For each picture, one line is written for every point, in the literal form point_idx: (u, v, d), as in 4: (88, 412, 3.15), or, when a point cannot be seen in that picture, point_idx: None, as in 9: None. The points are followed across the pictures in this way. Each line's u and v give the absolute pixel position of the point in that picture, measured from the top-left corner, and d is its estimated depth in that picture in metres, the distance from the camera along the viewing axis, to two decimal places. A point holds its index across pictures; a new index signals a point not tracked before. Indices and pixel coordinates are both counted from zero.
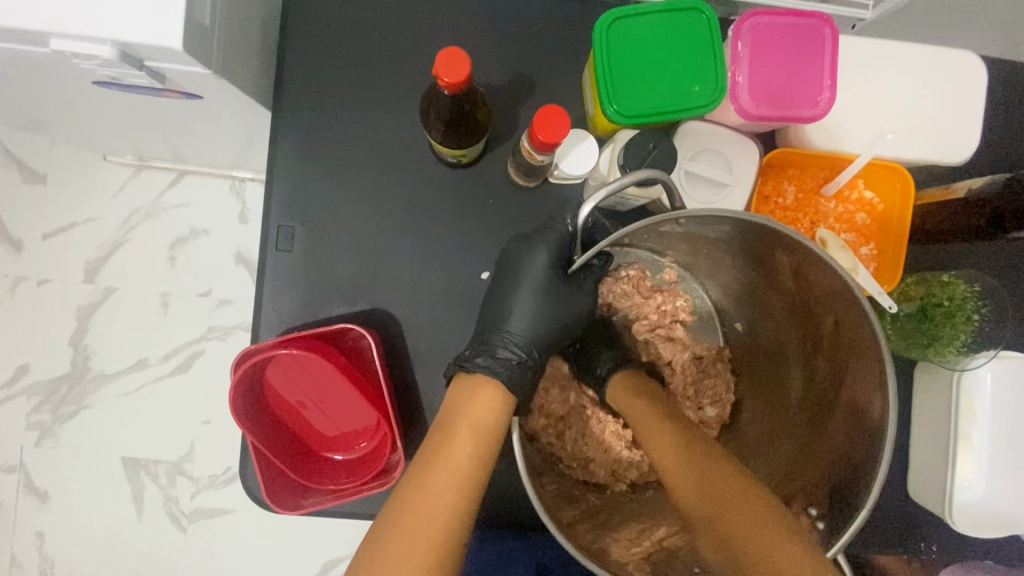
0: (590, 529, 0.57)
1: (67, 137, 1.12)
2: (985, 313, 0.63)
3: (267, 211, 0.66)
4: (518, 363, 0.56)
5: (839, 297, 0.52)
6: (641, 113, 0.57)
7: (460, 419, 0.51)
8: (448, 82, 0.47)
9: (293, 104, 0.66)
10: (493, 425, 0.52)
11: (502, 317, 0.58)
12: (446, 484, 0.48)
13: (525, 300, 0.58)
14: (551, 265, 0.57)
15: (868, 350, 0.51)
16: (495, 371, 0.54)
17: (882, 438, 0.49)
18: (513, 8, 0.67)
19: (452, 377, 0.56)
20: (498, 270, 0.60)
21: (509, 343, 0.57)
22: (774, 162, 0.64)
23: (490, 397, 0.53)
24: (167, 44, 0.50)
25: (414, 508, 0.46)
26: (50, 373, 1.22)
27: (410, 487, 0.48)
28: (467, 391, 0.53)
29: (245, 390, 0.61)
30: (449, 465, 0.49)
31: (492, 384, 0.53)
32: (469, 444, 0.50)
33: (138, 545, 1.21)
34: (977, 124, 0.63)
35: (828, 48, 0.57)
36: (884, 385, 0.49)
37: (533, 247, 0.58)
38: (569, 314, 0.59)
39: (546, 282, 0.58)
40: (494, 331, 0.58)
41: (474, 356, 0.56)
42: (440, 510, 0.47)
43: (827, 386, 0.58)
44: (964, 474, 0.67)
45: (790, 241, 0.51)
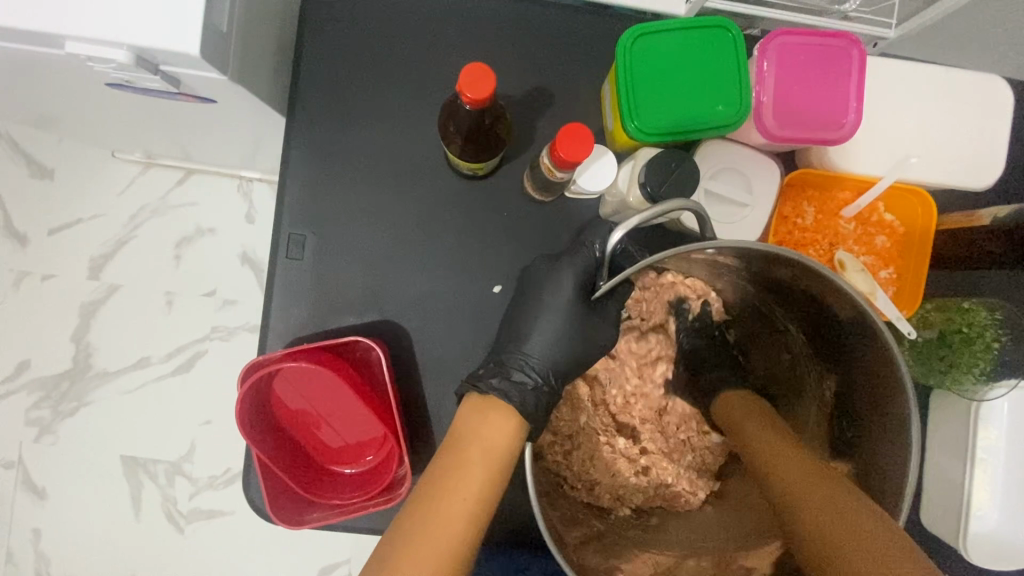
0: (595, 553, 0.56)
1: (75, 133, 1.11)
2: (1005, 341, 0.61)
3: (278, 218, 0.65)
4: (533, 387, 0.55)
5: (863, 333, 0.50)
6: (663, 132, 0.56)
7: (472, 441, 0.50)
8: (471, 99, 0.46)
9: (308, 110, 0.65)
10: (504, 456, 0.50)
11: (519, 338, 0.58)
12: (456, 511, 0.47)
13: (545, 322, 0.57)
14: (575, 289, 0.56)
15: (887, 390, 0.49)
16: (509, 395, 0.53)
17: (899, 478, 0.47)
18: (534, 19, 0.66)
19: (464, 397, 0.54)
20: (519, 290, 0.60)
21: (525, 365, 0.55)
22: (795, 182, 0.63)
23: (503, 425, 0.51)
24: (184, 50, 0.50)
25: (424, 530, 0.45)
26: (51, 369, 1.21)
27: (419, 509, 0.47)
28: (478, 417, 0.51)
29: (251, 402, 0.59)
30: (460, 488, 0.48)
31: (507, 409, 0.52)
32: (481, 467, 0.49)
33: (135, 545, 1.20)
34: (1002, 150, 0.62)
35: (856, 70, 0.56)
36: (902, 427, 0.47)
37: (559, 270, 0.57)
38: (591, 339, 0.58)
39: (568, 306, 0.57)
40: (509, 352, 0.57)
41: (489, 377, 0.54)
42: (449, 535, 0.46)
43: (842, 422, 0.56)
44: (982, 504, 0.66)
45: (815, 272, 0.49)
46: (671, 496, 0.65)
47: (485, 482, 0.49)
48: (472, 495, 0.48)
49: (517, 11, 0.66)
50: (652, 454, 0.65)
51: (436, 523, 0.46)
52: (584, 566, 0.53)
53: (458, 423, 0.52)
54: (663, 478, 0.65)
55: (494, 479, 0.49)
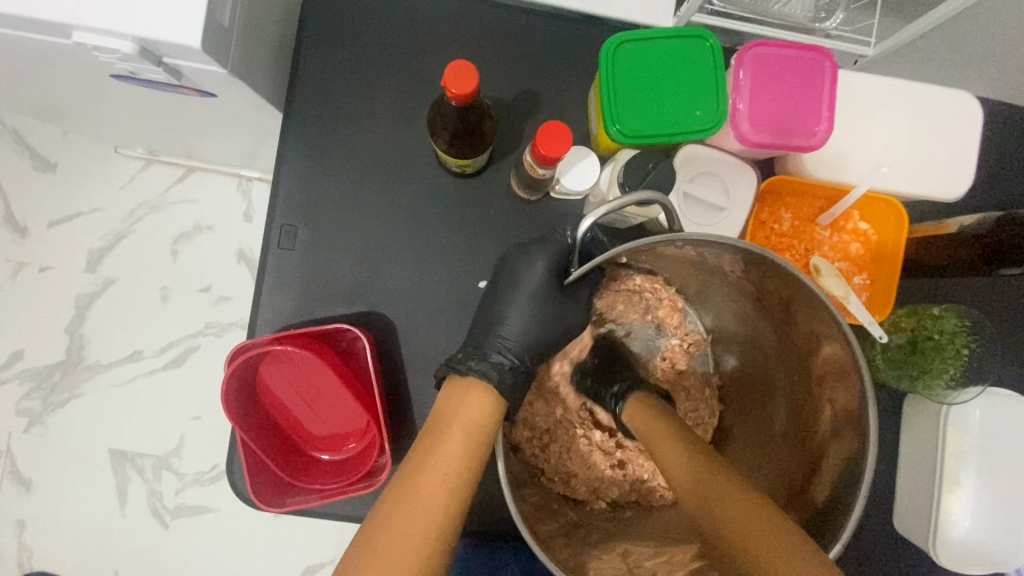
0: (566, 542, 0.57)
1: (80, 127, 1.14)
2: (974, 347, 0.64)
3: (272, 210, 0.67)
4: (510, 367, 0.57)
5: (824, 327, 0.52)
6: (641, 134, 0.58)
7: (451, 421, 0.51)
8: (456, 94, 0.48)
9: (305, 107, 0.67)
10: (481, 434, 0.51)
11: (496, 321, 0.59)
12: (437, 487, 0.48)
13: (520, 306, 0.58)
14: (547, 273, 0.58)
15: (847, 381, 0.51)
16: (486, 374, 0.54)
17: (858, 468, 0.49)
18: (525, 27, 0.69)
19: (444, 380, 0.56)
20: (496, 276, 0.61)
21: (501, 347, 0.57)
22: (772, 188, 0.66)
23: (480, 405, 0.52)
24: (186, 42, 0.52)
25: (405, 508, 0.47)
26: (44, 360, 1.22)
27: (401, 487, 0.48)
28: (457, 397, 0.52)
29: (236, 384, 0.61)
30: (440, 465, 0.49)
31: (485, 387, 0.54)
32: (460, 445, 0.50)
33: (119, 540, 1.20)
34: (971, 162, 0.64)
35: (828, 79, 0.59)
36: (858, 418, 0.49)
37: (532, 256, 0.58)
38: (565, 322, 0.60)
39: (541, 290, 0.58)
40: (487, 335, 0.58)
41: (467, 359, 0.56)
42: (431, 511, 0.47)
43: (809, 416, 0.58)
44: (953, 510, 0.67)
45: (778, 269, 0.51)
46: (646, 491, 0.66)
47: (461, 462, 0.50)
48: (448, 476, 0.49)
49: (510, 18, 0.69)
50: (628, 450, 0.67)
51: (412, 505, 0.47)
52: (555, 554, 0.54)
53: (438, 405, 0.53)
54: (639, 474, 0.66)
55: (471, 457, 0.50)
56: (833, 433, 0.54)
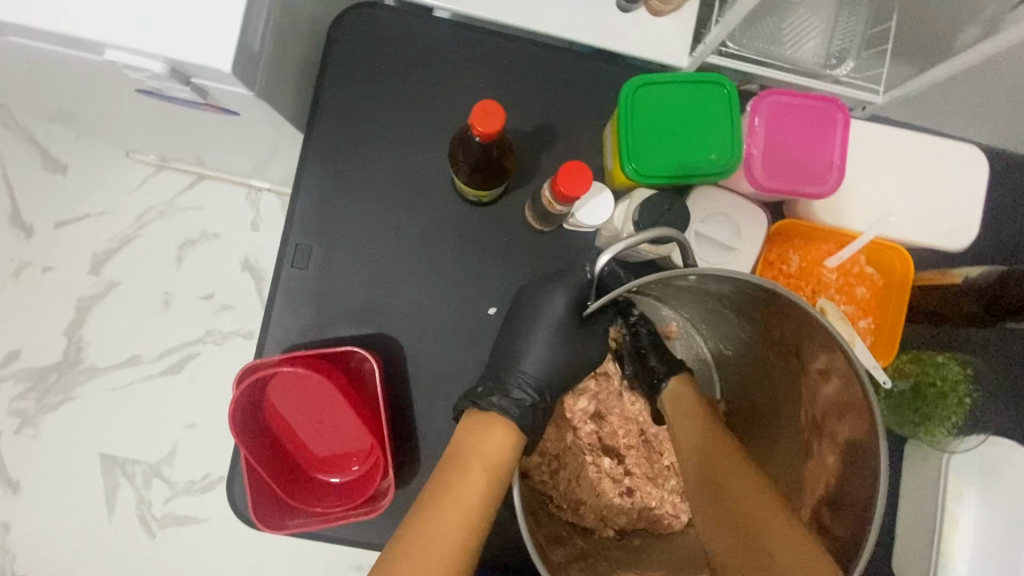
0: (580, 571, 0.56)
1: (94, 131, 1.15)
2: (974, 395, 0.65)
3: (288, 228, 0.68)
4: (532, 403, 0.57)
5: (835, 361, 0.51)
6: (658, 175, 0.60)
7: (471, 454, 0.51)
8: (482, 132, 0.49)
9: (325, 129, 0.69)
10: (502, 468, 0.51)
11: (517, 356, 0.59)
12: (456, 523, 0.48)
13: (540, 340, 0.59)
14: (567, 309, 0.58)
15: (855, 415, 0.50)
16: (507, 412, 0.55)
17: (870, 507, 0.48)
18: (544, 61, 0.70)
19: (464, 414, 0.56)
20: (516, 310, 0.62)
21: (521, 382, 0.57)
22: (782, 231, 0.67)
23: (499, 441, 0.52)
24: (215, 66, 0.53)
25: (424, 543, 0.47)
26: (40, 361, 1.21)
27: (419, 521, 0.48)
28: (478, 433, 0.53)
29: (246, 401, 0.61)
30: (460, 499, 0.49)
31: (506, 425, 0.54)
32: (481, 479, 0.50)
33: (104, 548, 1.18)
34: (976, 215, 0.65)
35: (841, 127, 0.60)
36: (868, 450, 0.49)
37: (552, 289, 0.59)
38: (582, 357, 0.60)
39: (562, 323, 0.58)
40: (506, 370, 0.59)
41: (488, 395, 0.56)
42: (450, 546, 0.47)
43: (814, 441, 0.57)
44: (953, 557, 0.67)
45: (788, 304, 0.51)
46: (654, 518, 0.65)
47: (480, 498, 0.50)
48: (467, 513, 0.49)
49: (530, 52, 0.70)
50: (637, 477, 0.66)
51: (429, 541, 0.47)
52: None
53: (457, 440, 0.53)
54: (646, 502, 0.66)
55: (490, 494, 0.50)
56: (842, 461, 0.53)
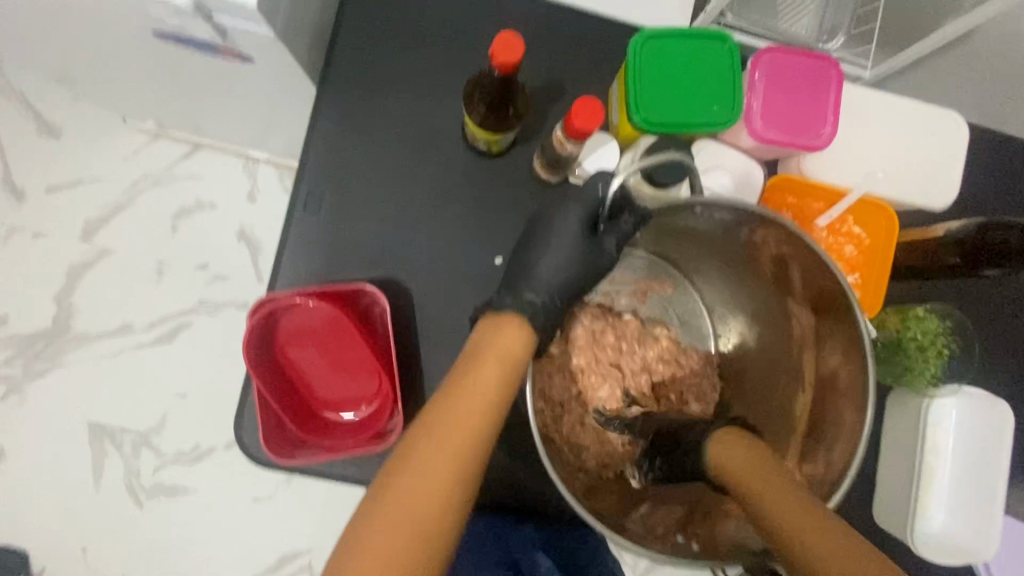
0: (593, 501, 0.61)
1: (91, 95, 1.14)
2: (954, 348, 0.67)
3: (299, 174, 0.69)
4: (545, 306, 0.60)
5: (830, 291, 0.57)
6: (664, 123, 0.63)
7: (490, 346, 0.54)
8: (501, 63, 0.52)
9: (338, 80, 0.70)
10: (517, 357, 0.55)
11: (529, 267, 0.61)
12: (482, 398, 0.52)
13: (553, 252, 0.60)
14: (580, 224, 0.60)
15: (846, 338, 0.57)
16: (523, 311, 0.58)
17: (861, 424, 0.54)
18: (553, 22, 0.73)
19: (481, 319, 0.59)
20: (529, 231, 0.63)
21: (534, 285, 0.60)
22: (775, 188, 0.69)
23: (517, 337, 0.56)
24: (240, 1, 0.54)
25: (458, 407, 0.51)
26: (27, 327, 1.20)
27: (450, 390, 0.52)
28: (497, 330, 0.56)
29: (257, 336, 0.63)
30: (486, 378, 0.53)
31: (521, 322, 0.57)
32: (500, 367, 0.54)
33: (89, 517, 1.17)
34: (955, 179, 0.70)
35: (834, 84, 0.64)
36: (861, 380, 0.55)
37: (566, 207, 0.61)
38: (594, 269, 0.61)
39: (576, 236, 0.60)
40: (524, 280, 0.61)
41: (502, 298, 0.59)
42: (478, 415, 0.51)
43: (808, 378, 0.63)
44: (933, 507, 0.69)
45: (787, 239, 0.56)
46: None
47: (498, 386, 0.53)
48: (485, 398, 0.52)
49: (539, 15, 0.73)
50: (637, 422, 0.70)
51: (450, 421, 0.50)
52: (594, 509, 0.58)
53: (475, 337, 0.56)
54: (643, 447, 0.69)
55: (506, 383, 0.54)
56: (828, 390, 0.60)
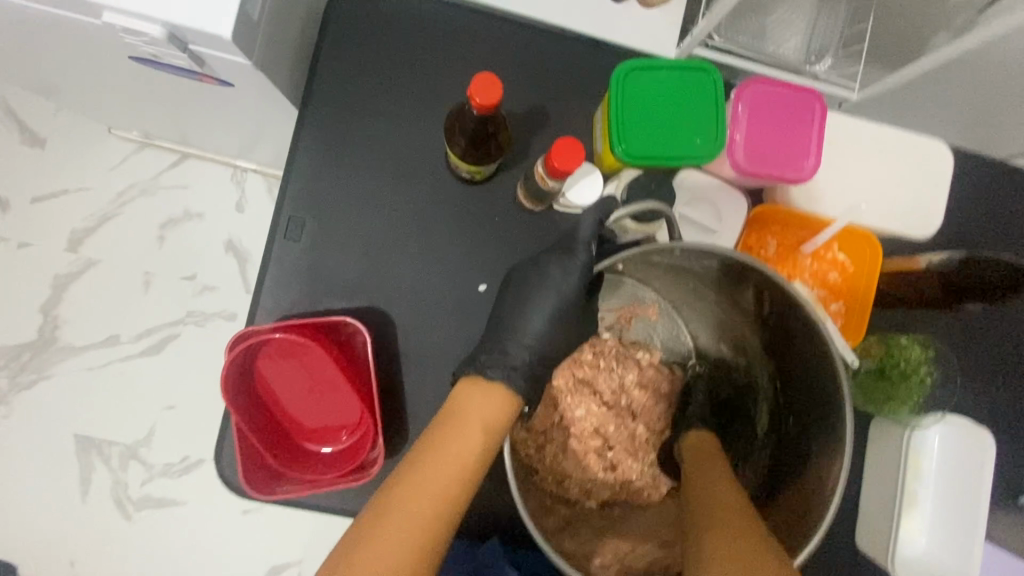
0: (571, 538, 0.61)
1: (76, 106, 1.13)
2: (935, 375, 0.68)
3: (281, 200, 0.68)
4: (530, 370, 0.60)
5: (812, 336, 0.56)
6: (646, 156, 0.62)
7: (468, 407, 0.55)
8: (479, 103, 0.52)
9: (320, 104, 0.69)
10: (495, 419, 0.55)
11: (517, 319, 0.61)
12: (456, 459, 0.52)
13: (544, 300, 0.61)
14: (572, 275, 0.61)
15: (827, 383, 0.56)
16: (508, 381, 0.57)
17: (836, 474, 0.54)
18: (538, 46, 0.72)
19: (460, 379, 0.59)
20: (518, 280, 0.64)
21: (521, 345, 0.60)
22: (759, 217, 0.70)
23: (500, 404, 0.56)
24: (215, 32, 0.53)
25: (433, 466, 0.52)
26: (13, 339, 1.18)
27: (427, 447, 0.53)
28: (479, 395, 0.56)
29: (236, 369, 0.62)
30: (461, 439, 0.53)
31: (505, 390, 0.57)
32: (479, 429, 0.54)
33: (76, 531, 1.16)
34: (940, 207, 0.69)
35: (818, 116, 0.64)
36: (842, 429, 0.54)
37: (558, 259, 0.62)
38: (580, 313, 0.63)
39: (566, 288, 0.61)
40: (507, 338, 0.61)
41: (489, 363, 0.58)
42: (453, 473, 0.52)
43: (790, 419, 0.63)
44: (908, 531, 0.70)
45: (768, 281, 0.56)
46: (635, 491, 0.69)
47: (475, 454, 0.53)
48: (461, 466, 0.52)
49: (524, 38, 0.72)
50: (620, 452, 0.70)
51: (421, 489, 0.50)
52: (563, 551, 0.58)
53: (454, 399, 0.56)
54: (628, 475, 0.69)
55: (486, 451, 0.54)
56: (807, 433, 0.60)
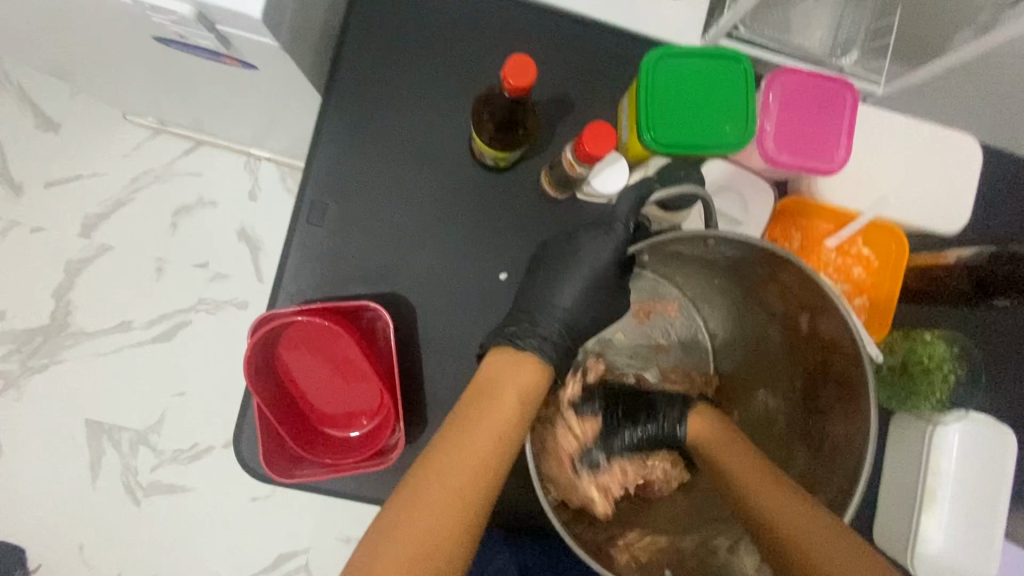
0: (583, 527, 0.61)
1: (91, 90, 1.12)
2: (958, 374, 0.68)
3: (303, 185, 0.68)
4: (561, 342, 0.60)
5: (837, 337, 0.55)
6: (675, 144, 0.62)
7: (503, 380, 0.54)
8: (512, 86, 0.52)
9: (344, 89, 0.69)
10: (531, 393, 0.55)
11: (547, 296, 0.61)
12: (494, 429, 0.52)
13: (575, 281, 0.61)
14: (605, 258, 0.60)
15: (851, 387, 0.55)
16: (541, 351, 0.57)
17: (857, 478, 0.52)
18: (564, 34, 0.71)
19: (490, 348, 0.59)
20: (550, 256, 0.64)
21: (551, 318, 0.60)
22: (785, 210, 0.69)
23: (531, 373, 0.55)
24: (244, 11, 0.53)
25: (468, 436, 0.52)
26: (25, 323, 1.19)
27: (461, 417, 0.53)
28: (510, 365, 0.55)
29: (258, 351, 0.62)
30: (497, 410, 0.53)
31: (538, 361, 0.57)
32: (514, 402, 0.53)
33: (87, 514, 1.16)
34: (967, 204, 0.69)
35: (849, 107, 0.63)
36: (863, 413, 0.53)
37: (591, 242, 0.61)
38: (609, 297, 0.63)
39: (597, 270, 0.60)
40: (538, 311, 0.61)
41: (520, 335, 0.58)
42: (489, 443, 0.52)
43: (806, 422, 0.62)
44: (928, 527, 0.69)
45: (796, 279, 0.55)
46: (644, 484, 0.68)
47: (512, 424, 0.53)
48: (497, 433, 0.52)
49: (550, 25, 0.71)
50: None
51: (456, 457, 0.50)
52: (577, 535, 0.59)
53: (486, 371, 0.56)
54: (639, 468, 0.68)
55: (520, 420, 0.54)
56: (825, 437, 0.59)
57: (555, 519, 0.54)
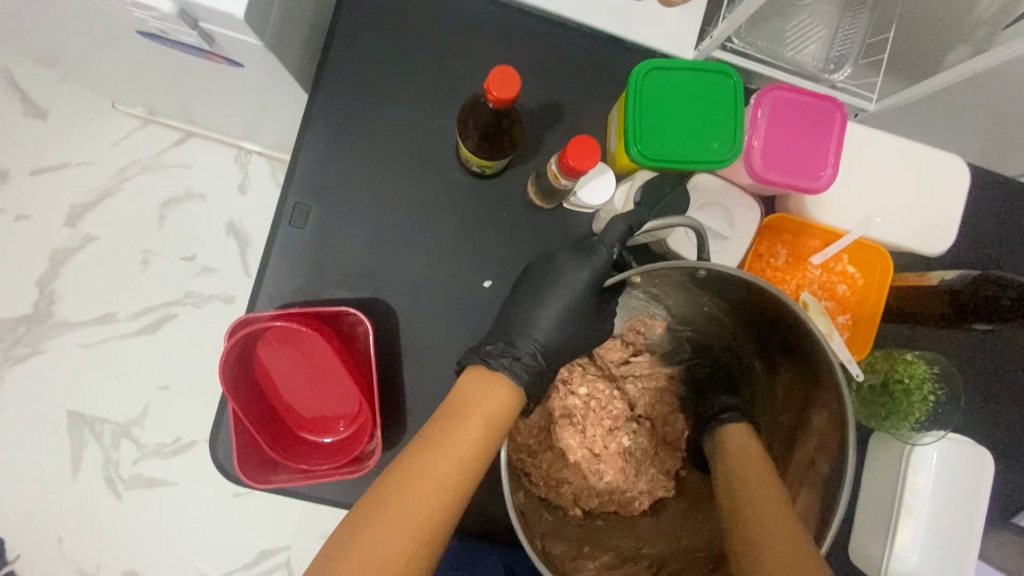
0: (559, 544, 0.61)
1: (80, 78, 1.11)
2: (940, 395, 0.67)
3: (287, 186, 0.67)
4: (535, 364, 0.59)
5: (821, 371, 0.55)
6: (661, 158, 0.61)
7: (472, 402, 0.54)
8: (495, 98, 0.51)
9: (331, 89, 0.68)
10: (501, 416, 0.54)
11: (528, 316, 0.61)
12: (458, 454, 0.52)
13: (557, 303, 0.61)
14: (586, 281, 0.60)
15: (832, 422, 0.55)
16: (511, 371, 0.56)
17: (831, 513, 0.52)
18: (556, 41, 0.70)
19: (465, 366, 0.58)
20: (534, 277, 0.63)
21: (529, 340, 0.59)
22: (772, 225, 0.69)
23: (502, 398, 0.54)
24: (227, 11, 0.52)
25: (431, 460, 0.51)
26: (8, 312, 1.17)
27: (426, 439, 0.52)
28: (481, 385, 0.55)
29: (235, 355, 0.61)
30: (463, 434, 0.52)
31: (509, 385, 0.56)
32: (481, 426, 0.53)
33: (66, 506, 1.15)
34: (952, 225, 0.68)
35: (837, 126, 0.63)
36: (842, 451, 0.52)
37: (575, 264, 0.61)
38: (590, 321, 0.62)
39: (580, 292, 0.60)
40: (517, 333, 0.60)
41: (494, 354, 0.58)
42: (452, 468, 0.51)
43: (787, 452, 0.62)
44: (903, 542, 0.69)
45: (783, 311, 0.55)
46: (624, 502, 0.68)
47: (478, 447, 0.52)
48: (462, 460, 0.51)
49: (542, 31, 0.70)
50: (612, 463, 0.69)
51: (417, 482, 0.50)
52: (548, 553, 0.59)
53: (458, 391, 0.55)
54: (619, 485, 0.68)
55: (486, 444, 0.53)
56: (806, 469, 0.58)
57: (527, 543, 0.54)
